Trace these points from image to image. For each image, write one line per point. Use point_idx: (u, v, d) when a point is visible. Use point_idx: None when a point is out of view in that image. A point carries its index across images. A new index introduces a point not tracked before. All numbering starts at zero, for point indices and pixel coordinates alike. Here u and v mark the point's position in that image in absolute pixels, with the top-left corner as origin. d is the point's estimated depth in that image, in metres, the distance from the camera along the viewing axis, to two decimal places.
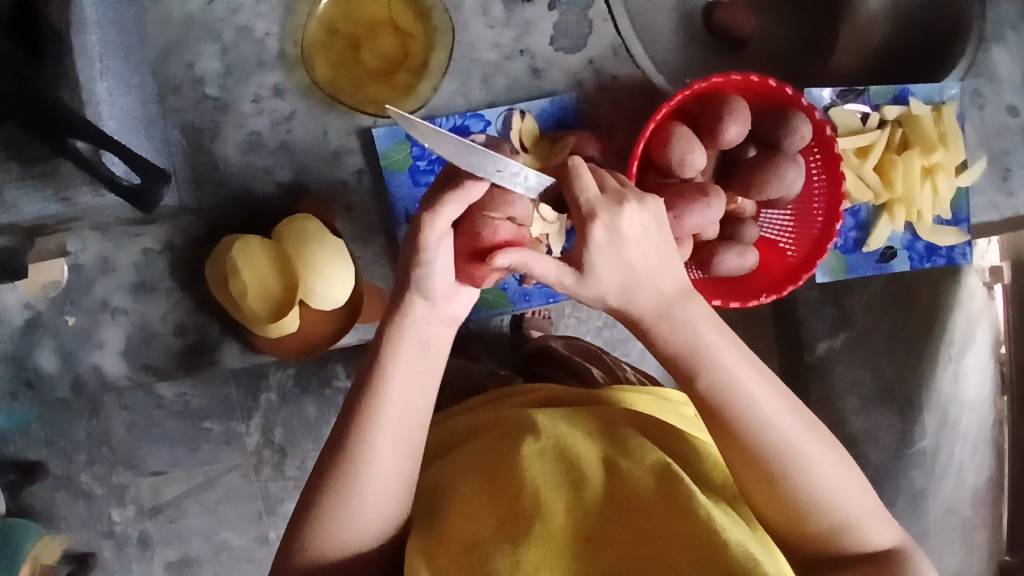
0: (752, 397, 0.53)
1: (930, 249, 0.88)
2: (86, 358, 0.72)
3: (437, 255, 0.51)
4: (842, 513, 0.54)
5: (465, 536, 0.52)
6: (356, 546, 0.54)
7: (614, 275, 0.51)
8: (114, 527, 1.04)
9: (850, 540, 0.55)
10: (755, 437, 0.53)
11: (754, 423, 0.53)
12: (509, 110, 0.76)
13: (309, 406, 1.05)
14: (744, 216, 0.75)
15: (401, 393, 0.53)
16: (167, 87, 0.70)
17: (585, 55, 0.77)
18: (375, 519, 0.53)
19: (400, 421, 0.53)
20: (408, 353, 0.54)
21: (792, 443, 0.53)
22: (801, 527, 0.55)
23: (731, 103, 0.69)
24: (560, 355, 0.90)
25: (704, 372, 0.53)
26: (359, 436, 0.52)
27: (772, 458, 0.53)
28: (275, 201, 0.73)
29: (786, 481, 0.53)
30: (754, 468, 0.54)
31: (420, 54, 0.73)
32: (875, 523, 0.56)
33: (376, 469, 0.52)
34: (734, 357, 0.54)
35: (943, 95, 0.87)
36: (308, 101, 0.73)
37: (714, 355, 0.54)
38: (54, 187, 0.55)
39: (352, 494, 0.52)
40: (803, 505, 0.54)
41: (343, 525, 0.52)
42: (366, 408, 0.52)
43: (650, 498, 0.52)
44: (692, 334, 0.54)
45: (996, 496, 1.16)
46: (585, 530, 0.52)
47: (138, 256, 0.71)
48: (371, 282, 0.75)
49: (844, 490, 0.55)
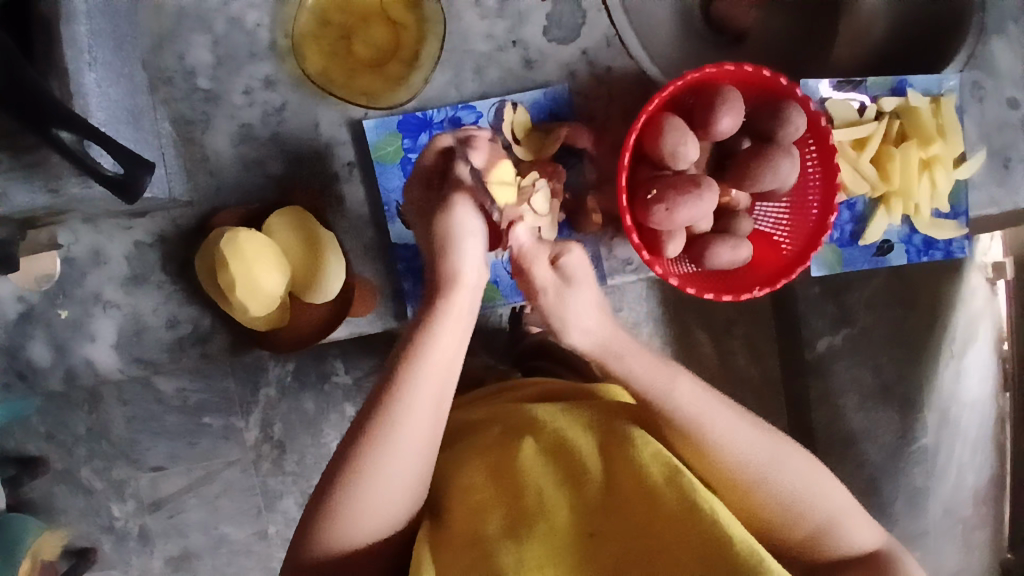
0: (721, 419, 0.55)
1: (928, 243, 0.87)
2: (79, 350, 0.72)
3: (467, 221, 0.56)
4: (825, 509, 0.55)
5: (468, 529, 0.52)
6: (375, 531, 0.52)
7: (582, 302, 0.56)
8: (113, 521, 1.04)
9: (839, 538, 0.55)
10: (729, 448, 0.54)
11: (721, 437, 0.54)
12: (502, 102, 0.75)
13: (308, 401, 1.05)
14: (739, 208, 0.74)
15: (443, 366, 0.53)
16: (158, 79, 0.70)
17: (578, 47, 0.77)
18: (402, 498, 0.52)
19: (437, 399, 0.53)
20: (451, 322, 0.55)
21: (759, 451, 0.54)
22: (789, 533, 0.55)
23: (724, 93, 0.68)
24: (559, 350, 0.92)
25: (677, 392, 0.55)
26: (398, 408, 0.51)
27: (745, 466, 0.54)
28: (266, 193, 0.73)
29: (763, 487, 0.54)
30: (733, 478, 0.54)
31: (412, 45, 0.73)
32: (859, 521, 0.57)
33: (408, 446, 0.51)
34: (690, 379, 0.57)
35: (942, 87, 0.86)
36: (299, 93, 0.72)
37: (674, 380, 0.56)
38: (43, 177, 0.55)
39: (381, 474, 0.51)
40: (788, 506, 0.54)
41: (371, 505, 0.51)
42: (406, 380, 0.52)
43: (658, 491, 0.52)
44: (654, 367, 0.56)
45: (998, 495, 1.15)
46: (589, 527, 0.52)
47: (130, 248, 0.71)
48: (363, 275, 0.75)
49: (825, 489, 0.55)
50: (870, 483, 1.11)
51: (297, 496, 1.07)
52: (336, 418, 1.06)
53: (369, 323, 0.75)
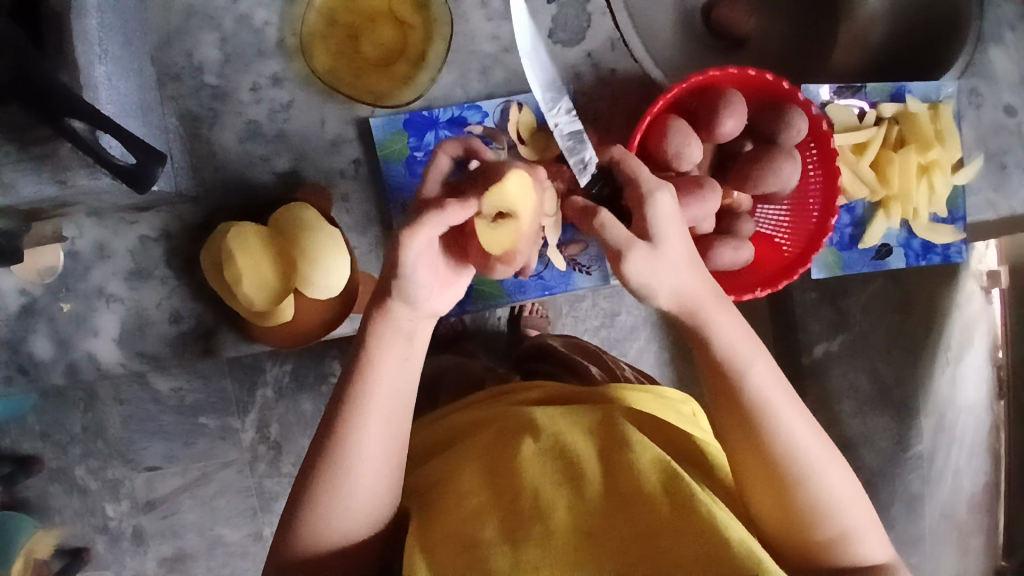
0: (779, 405, 0.54)
1: (927, 247, 0.88)
2: (81, 344, 0.72)
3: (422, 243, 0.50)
4: (845, 520, 0.54)
5: (465, 532, 0.52)
6: (346, 538, 0.52)
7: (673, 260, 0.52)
8: (107, 522, 1.03)
9: (849, 546, 0.54)
10: (779, 439, 0.53)
11: (780, 423, 0.53)
12: (507, 102, 0.76)
13: (305, 402, 1.04)
14: (740, 210, 0.75)
15: (388, 385, 0.52)
16: (167, 74, 0.70)
17: (583, 48, 0.77)
18: (364, 513, 0.52)
19: (386, 411, 0.52)
20: (392, 342, 0.53)
21: (813, 449, 0.54)
22: (804, 537, 0.54)
23: (728, 96, 0.69)
24: (559, 353, 0.90)
25: (753, 374, 0.53)
26: (350, 425, 0.51)
27: (788, 461, 0.53)
28: (271, 190, 0.73)
29: (802, 488, 0.53)
30: (772, 474, 0.53)
31: (419, 44, 0.73)
32: (872, 538, 0.55)
33: (360, 458, 0.51)
34: (765, 367, 0.54)
35: (939, 94, 0.88)
36: (306, 91, 0.73)
37: (750, 357, 0.54)
38: (52, 168, 0.55)
39: (342, 482, 0.51)
40: (812, 511, 0.53)
41: (334, 520, 0.51)
42: (353, 397, 0.52)
43: (655, 500, 0.52)
44: (731, 335, 0.54)
45: (992, 502, 1.16)
46: (586, 525, 0.52)
47: (134, 242, 0.71)
48: (367, 272, 0.75)
49: (848, 501, 0.54)
50: (867, 489, 1.11)
51: None
52: None
53: None
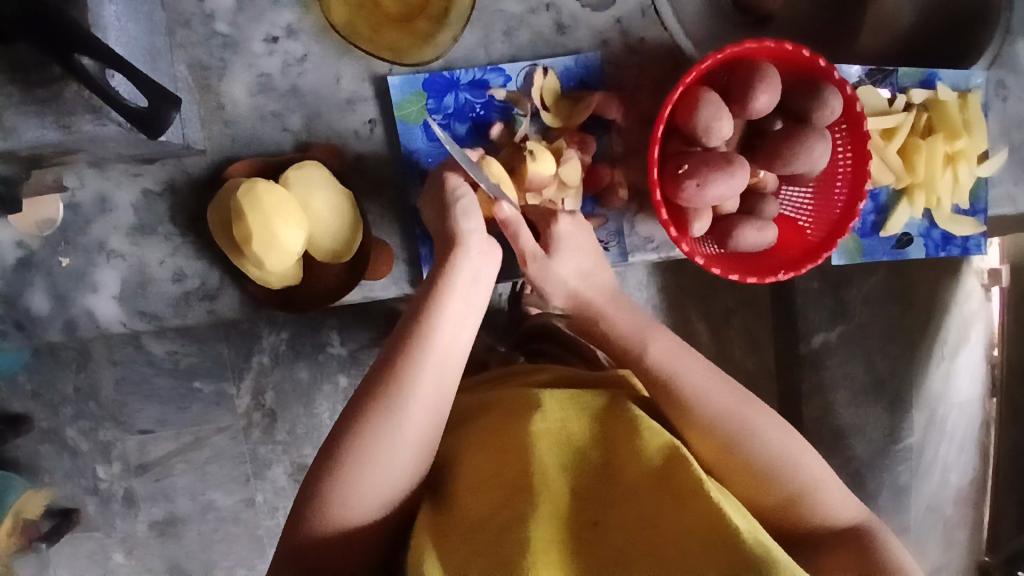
0: (694, 369, 0.57)
1: (947, 238, 0.87)
2: (79, 301, 0.69)
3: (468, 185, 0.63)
4: (802, 476, 0.54)
5: (472, 516, 0.50)
6: (394, 479, 0.50)
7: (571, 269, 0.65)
8: (98, 483, 1.01)
9: (813, 510, 0.53)
10: (700, 404, 0.55)
11: (696, 392, 0.55)
12: (532, 66, 0.73)
13: (302, 370, 1.02)
14: (766, 190, 0.73)
15: (450, 326, 0.55)
16: (176, 21, 0.67)
17: (612, 14, 0.75)
18: (412, 458, 0.51)
19: (447, 356, 0.54)
20: (462, 286, 0.57)
21: (739, 406, 0.55)
22: (760, 498, 0.54)
23: (762, 70, 0.67)
24: (565, 335, 0.88)
25: (652, 346, 0.59)
26: (413, 362, 0.52)
27: (719, 424, 0.54)
28: (283, 147, 0.70)
29: (739, 449, 0.54)
30: (712, 437, 0.54)
31: (442, 2, 0.69)
32: (837, 495, 0.55)
33: (417, 393, 0.51)
34: (666, 338, 0.60)
35: (969, 82, 0.87)
36: (322, 44, 0.70)
37: (649, 332, 0.60)
38: (56, 112, 0.52)
39: (403, 419, 0.50)
40: (760, 470, 0.53)
41: (381, 461, 0.49)
42: (419, 335, 0.54)
43: (652, 481, 0.51)
44: (633, 320, 0.61)
45: (979, 497, 1.17)
46: (594, 515, 0.50)
47: (138, 197, 0.68)
48: (380, 237, 0.73)
49: (799, 457, 0.55)
50: (857, 479, 1.12)
51: (287, 465, 1.05)
52: (330, 391, 1.04)
53: (384, 287, 0.74)
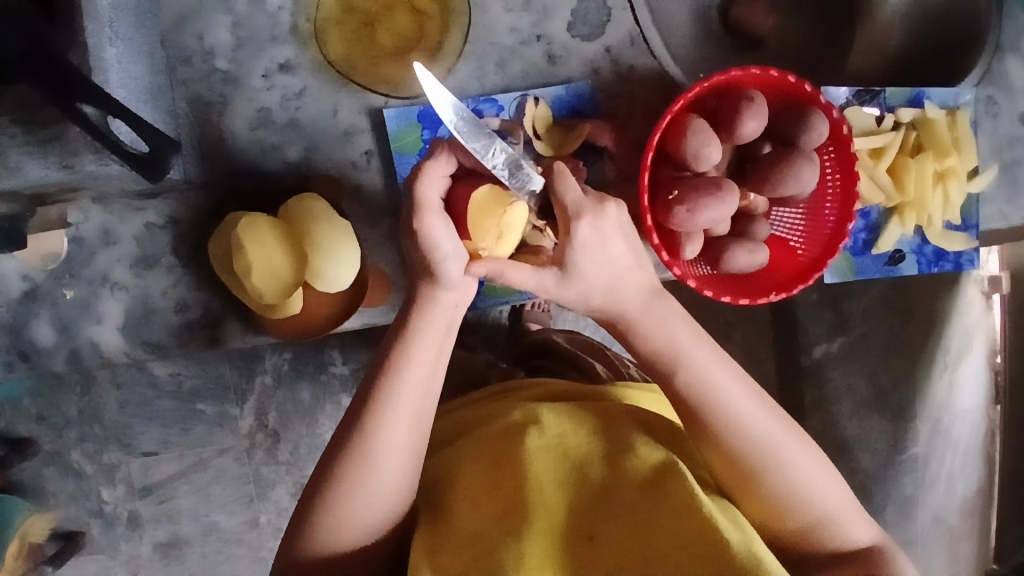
0: (729, 392, 0.54)
1: (939, 254, 0.88)
2: (83, 332, 0.70)
3: (444, 239, 0.51)
4: (821, 505, 0.54)
5: (468, 530, 0.51)
6: (366, 528, 0.52)
7: (600, 266, 0.54)
8: (103, 506, 1.02)
9: (829, 535, 0.54)
10: (733, 431, 0.53)
11: (728, 417, 0.53)
12: (524, 96, 0.74)
13: (304, 390, 1.03)
14: (756, 213, 0.74)
15: (424, 375, 0.53)
16: (177, 58, 0.69)
17: (602, 44, 0.76)
18: (386, 504, 0.52)
19: (418, 405, 0.52)
20: (433, 334, 0.54)
21: (771, 434, 0.54)
22: (780, 524, 0.54)
23: (749, 97, 0.68)
24: (564, 349, 0.88)
25: (688, 364, 0.55)
26: (381, 414, 0.51)
27: (749, 452, 0.53)
28: (282, 177, 0.72)
29: (763, 476, 0.53)
30: (735, 465, 0.54)
31: (435, 35, 0.73)
32: (853, 518, 0.56)
33: (383, 446, 0.51)
34: (709, 354, 0.56)
35: (958, 100, 0.87)
36: (319, 78, 0.71)
37: (688, 349, 0.56)
38: (59, 152, 0.54)
39: (370, 471, 0.51)
40: (782, 498, 0.53)
41: (354, 509, 0.51)
42: (388, 384, 0.52)
43: (647, 497, 0.51)
44: (667, 332, 0.56)
45: (985, 508, 1.16)
46: (588, 530, 0.51)
47: (140, 229, 0.70)
48: (377, 265, 0.74)
49: (822, 485, 0.55)
50: (861, 490, 1.12)
51: (290, 486, 1.05)
52: (332, 410, 1.04)
53: (382, 314, 0.75)
